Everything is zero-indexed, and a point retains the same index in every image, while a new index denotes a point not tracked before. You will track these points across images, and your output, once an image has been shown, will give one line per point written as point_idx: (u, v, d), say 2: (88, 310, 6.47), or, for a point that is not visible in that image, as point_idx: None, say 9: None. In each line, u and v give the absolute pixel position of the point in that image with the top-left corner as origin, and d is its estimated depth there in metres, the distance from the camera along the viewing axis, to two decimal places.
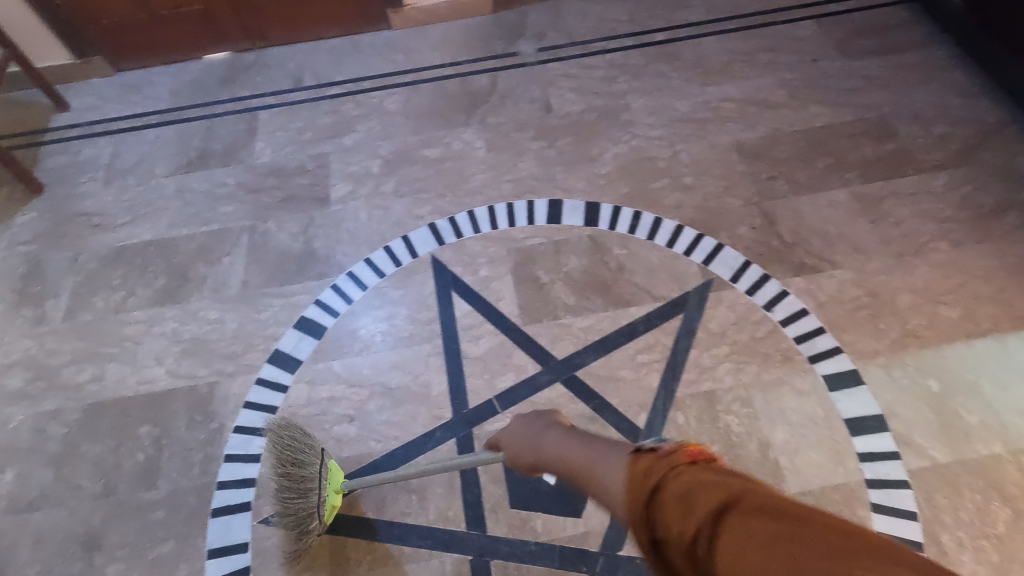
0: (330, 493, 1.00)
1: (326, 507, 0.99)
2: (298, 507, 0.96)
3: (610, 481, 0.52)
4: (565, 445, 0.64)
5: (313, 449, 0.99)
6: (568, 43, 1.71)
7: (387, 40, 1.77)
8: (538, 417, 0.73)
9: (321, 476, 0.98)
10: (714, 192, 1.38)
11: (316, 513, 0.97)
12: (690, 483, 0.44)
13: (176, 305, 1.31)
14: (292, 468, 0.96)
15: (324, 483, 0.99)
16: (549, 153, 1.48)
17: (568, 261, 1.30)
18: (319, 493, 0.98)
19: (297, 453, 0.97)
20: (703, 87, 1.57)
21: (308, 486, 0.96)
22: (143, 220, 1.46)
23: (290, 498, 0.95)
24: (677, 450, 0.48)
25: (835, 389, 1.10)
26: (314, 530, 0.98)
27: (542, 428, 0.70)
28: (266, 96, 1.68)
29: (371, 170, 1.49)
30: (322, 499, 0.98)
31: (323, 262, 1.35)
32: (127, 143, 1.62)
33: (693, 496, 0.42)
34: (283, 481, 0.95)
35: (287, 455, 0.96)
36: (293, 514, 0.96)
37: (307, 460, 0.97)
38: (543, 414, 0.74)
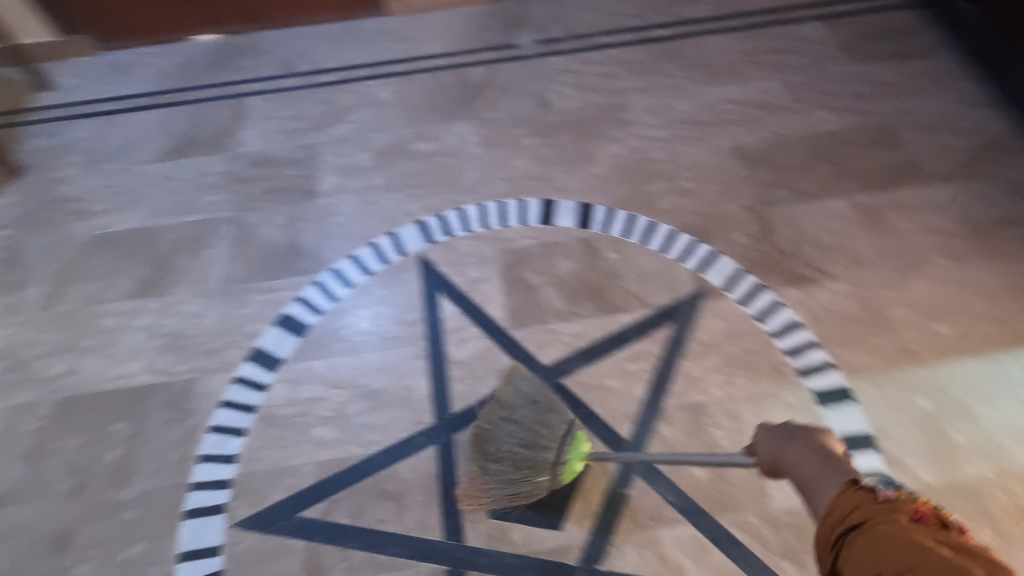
0: (569, 458, 0.95)
1: (565, 468, 0.96)
2: (527, 453, 0.93)
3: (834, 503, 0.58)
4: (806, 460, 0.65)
5: (558, 411, 0.95)
6: (569, 36, 1.66)
7: (384, 27, 1.72)
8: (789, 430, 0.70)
9: (564, 439, 0.94)
10: (712, 197, 1.34)
11: (553, 469, 0.94)
12: (889, 537, 0.48)
13: (156, 297, 1.28)
14: (538, 423, 0.94)
15: (566, 445, 0.94)
16: (545, 151, 1.44)
17: (560, 264, 1.27)
18: (556, 452, 0.94)
19: (542, 411, 0.95)
20: (706, 87, 1.53)
21: (550, 443, 0.94)
22: (125, 208, 1.42)
23: (525, 450, 0.93)
24: (902, 504, 0.51)
25: (824, 406, 1.08)
26: (540, 484, 0.95)
27: (791, 438, 0.68)
28: (256, 82, 1.63)
29: (361, 163, 1.45)
30: (560, 456, 0.94)
31: (308, 257, 1.31)
32: (111, 126, 1.57)
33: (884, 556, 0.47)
34: (521, 431, 0.94)
35: (524, 410, 0.94)
36: (526, 465, 0.94)
37: (551, 419, 0.94)
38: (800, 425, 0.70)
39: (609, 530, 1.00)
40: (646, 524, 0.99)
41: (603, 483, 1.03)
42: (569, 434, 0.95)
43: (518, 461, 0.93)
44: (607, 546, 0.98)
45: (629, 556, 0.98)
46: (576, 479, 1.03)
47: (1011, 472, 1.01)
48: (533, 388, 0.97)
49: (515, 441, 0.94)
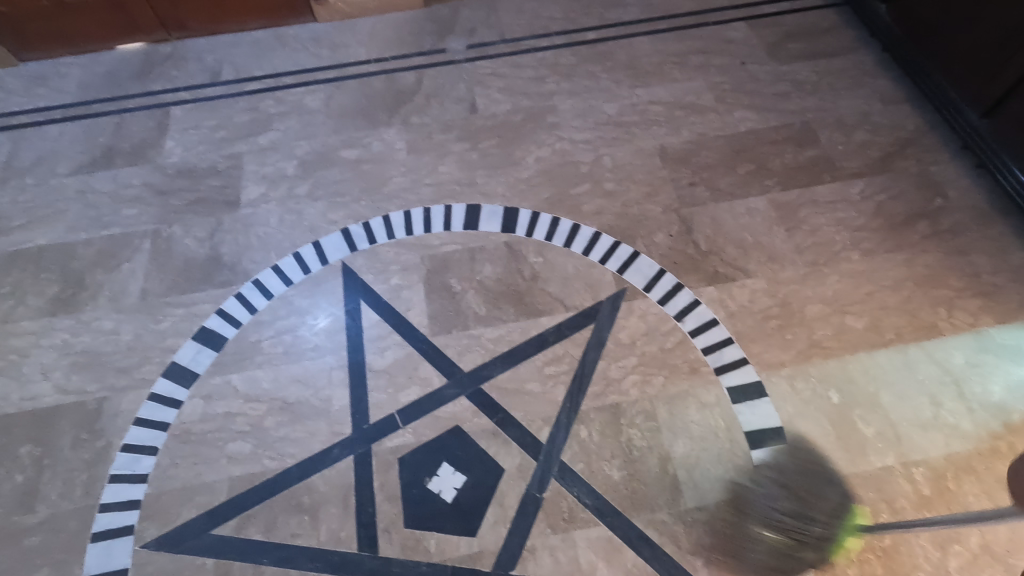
0: (841, 533, 0.96)
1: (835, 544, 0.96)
2: (791, 523, 0.96)
3: None
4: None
5: (833, 483, 1.01)
6: (498, 40, 1.67)
7: (313, 34, 1.71)
8: None
9: (835, 511, 0.97)
10: (635, 198, 1.36)
11: (813, 542, 0.95)
12: None
13: (69, 315, 1.25)
14: (800, 488, 0.99)
15: (834, 518, 0.97)
16: (471, 156, 1.44)
17: (483, 269, 1.27)
18: (822, 525, 0.96)
19: (814, 479, 1.01)
20: (632, 89, 1.54)
21: (813, 512, 0.96)
22: (40, 223, 1.38)
23: (786, 515, 0.96)
24: None
25: (738, 402, 1.09)
26: (804, 558, 0.95)
27: None
28: (181, 91, 1.60)
29: (286, 171, 1.44)
30: (824, 532, 0.96)
31: (228, 269, 1.29)
32: (28, 139, 1.53)
33: None
34: (783, 494, 0.98)
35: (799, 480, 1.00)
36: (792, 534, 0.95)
37: (823, 491, 0.99)
38: None
39: (524, 534, 1.00)
40: (560, 527, 1.00)
41: (519, 487, 1.03)
42: (837, 506, 0.98)
43: (774, 527, 0.96)
44: (522, 551, 0.98)
45: (543, 559, 0.98)
46: (493, 485, 1.04)
47: (914, 461, 1.04)
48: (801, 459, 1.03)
49: (776, 504, 0.97)
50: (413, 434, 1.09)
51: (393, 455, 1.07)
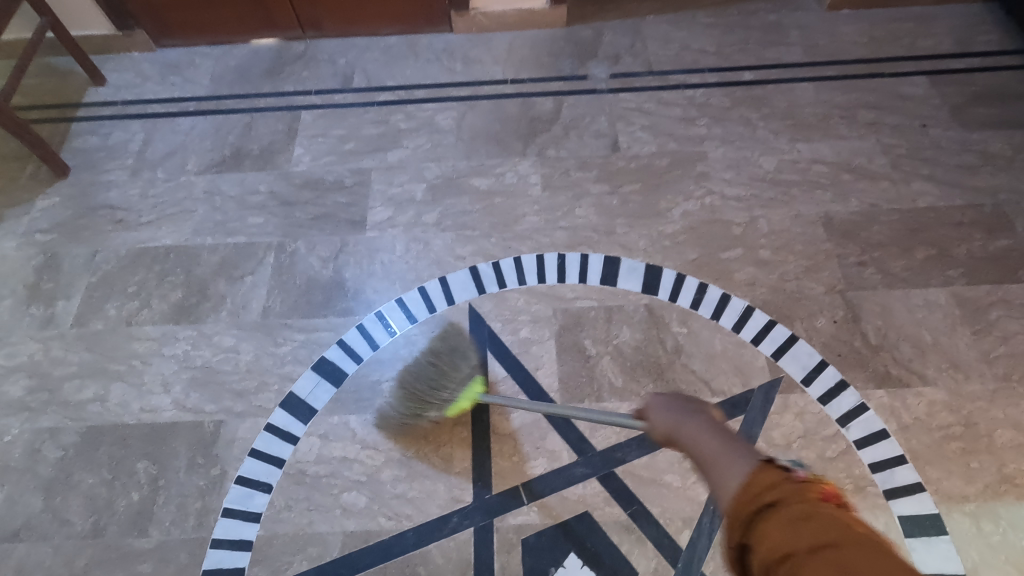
0: (461, 396, 1.04)
1: (453, 405, 1.05)
2: None
3: (698, 442, 0.65)
4: (706, 445, 0.63)
5: (465, 357, 1.04)
6: (644, 71, 1.54)
7: (447, 45, 1.63)
8: (679, 399, 0.72)
9: None
10: (793, 272, 1.22)
11: (440, 403, 1.03)
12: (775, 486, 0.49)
13: (190, 325, 1.21)
14: None
15: None
16: (610, 201, 1.33)
17: (621, 333, 1.17)
18: None
19: None
20: (792, 143, 1.40)
21: None
22: (168, 221, 1.36)
23: None
24: (812, 481, 0.49)
25: (911, 536, 0.97)
26: None
27: (673, 406, 0.71)
28: (311, 94, 1.55)
29: (413, 195, 1.37)
30: None
31: (350, 297, 1.23)
32: (160, 130, 1.51)
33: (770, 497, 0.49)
34: None
35: (444, 353, 1.04)
36: (422, 397, 1.03)
37: (458, 361, 1.04)
38: (689, 398, 0.73)
39: None
40: None
41: None
42: None
43: None
44: None
45: None
46: None
47: None
48: (452, 333, 1.06)
49: None
50: (539, 513, 1.00)
51: (516, 535, 0.99)
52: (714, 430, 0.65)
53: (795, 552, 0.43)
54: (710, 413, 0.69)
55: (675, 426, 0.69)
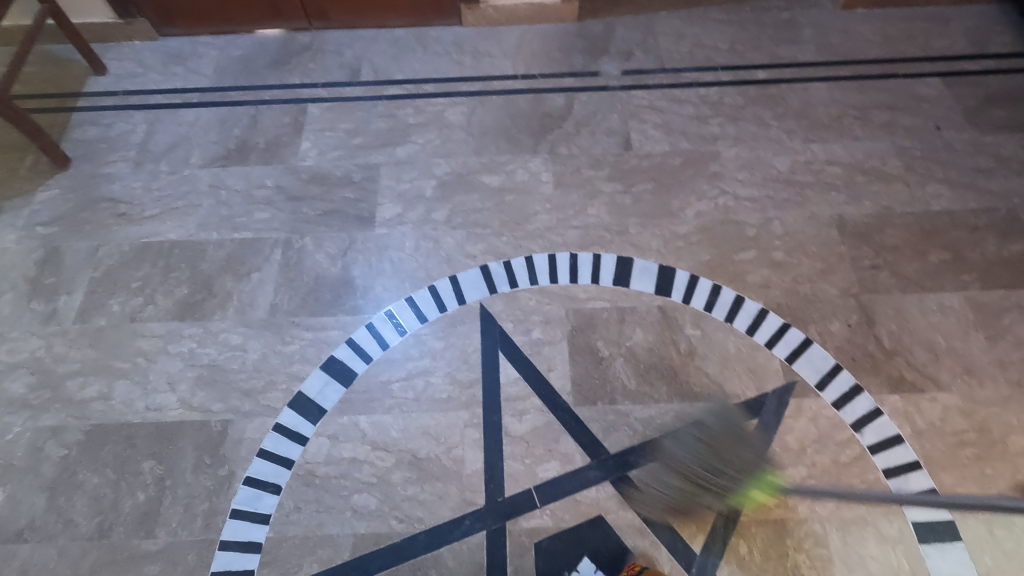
0: (743, 483, 0.95)
1: (739, 494, 0.96)
2: None
3: None
4: None
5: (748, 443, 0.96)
6: (657, 68, 1.52)
7: (457, 39, 1.60)
8: None
9: None
10: (807, 275, 1.21)
11: (718, 490, 0.96)
12: None
13: (196, 322, 1.19)
14: None
15: None
16: (623, 200, 1.31)
17: (636, 336, 1.15)
18: None
19: None
20: (806, 143, 1.38)
21: None
22: (172, 216, 1.33)
23: None
24: None
25: (925, 542, 0.96)
26: None
27: None
28: (317, 87, 1.53)
29: (423, 192, 1.34)
30: None
31: (359, 295, 1.21)
32: (163, 121, 1.48)
33: None
34: None
35: (724, 435, 0.97)
36: (696, 479, 0.97)
37: (742, 447, 0.96)
38: None
39: None
40: None
41: None
42: None
43: None
44: None
45: None
46: None
47: None
48: (729, 417, 1.00)
49: None
50: (552, 517, 1.00)
51: (529, 538, 0.98)
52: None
53: None
54: None
55: None
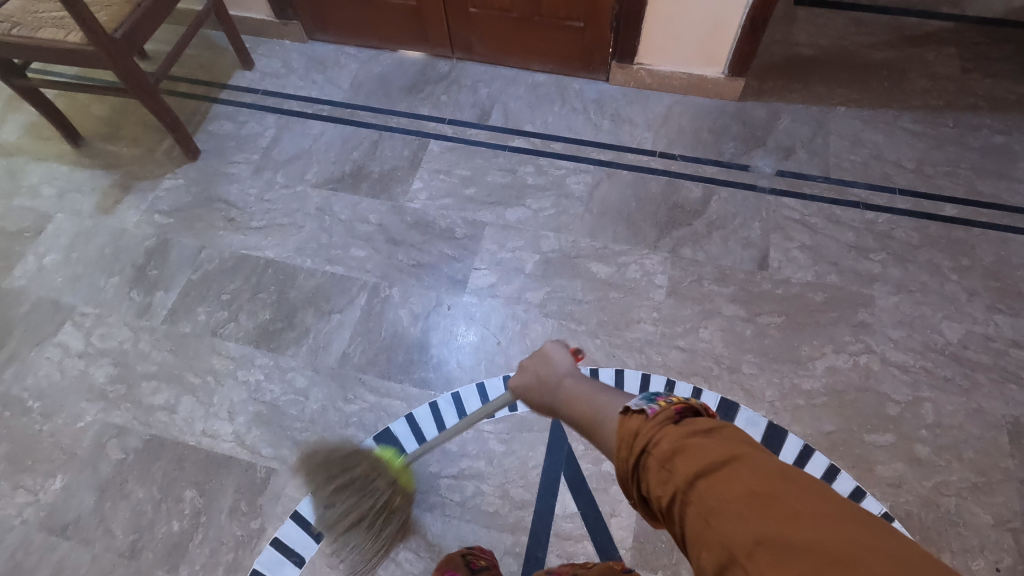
0: None
1: None
2: None
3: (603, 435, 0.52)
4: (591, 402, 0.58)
5: None
6: (819, 176, 1.32)
7: (599, 97, 1.48)
8: (550, 360, 0.68)
9: None
10: (954, 485, 0.98)
11: None
12: (673, 446, 0.43)
13: (269, 352, 1.18)
14: None
15: None
16: (742, 330, 1.14)
17: (346, 484, 0.92)
18: None
19: None
20: (990, 312, 1.13)
21: None
22: (275, 231, 1.33)
23: None
24: (664, 409, 0.47)
25: None
26: None
27: (553, 375, 0.66)
28: (444, 123, 1.47)
29: (523, 265, 1.25)
30: None
31: (431, 366, 1.14)
32: (292, 130, 1.48)
33: (675, 459, 0.42)
34: None
35: None
36: None
37: None
38: (551, 349, 0.69)
39: None
40: None
41: None
42: None
43: None
44: None
45: None
46: None
47: None
48: None
49: None
50: None
51: None
52: (598, 385, 0.61)
53: (680, 488, 0.42)
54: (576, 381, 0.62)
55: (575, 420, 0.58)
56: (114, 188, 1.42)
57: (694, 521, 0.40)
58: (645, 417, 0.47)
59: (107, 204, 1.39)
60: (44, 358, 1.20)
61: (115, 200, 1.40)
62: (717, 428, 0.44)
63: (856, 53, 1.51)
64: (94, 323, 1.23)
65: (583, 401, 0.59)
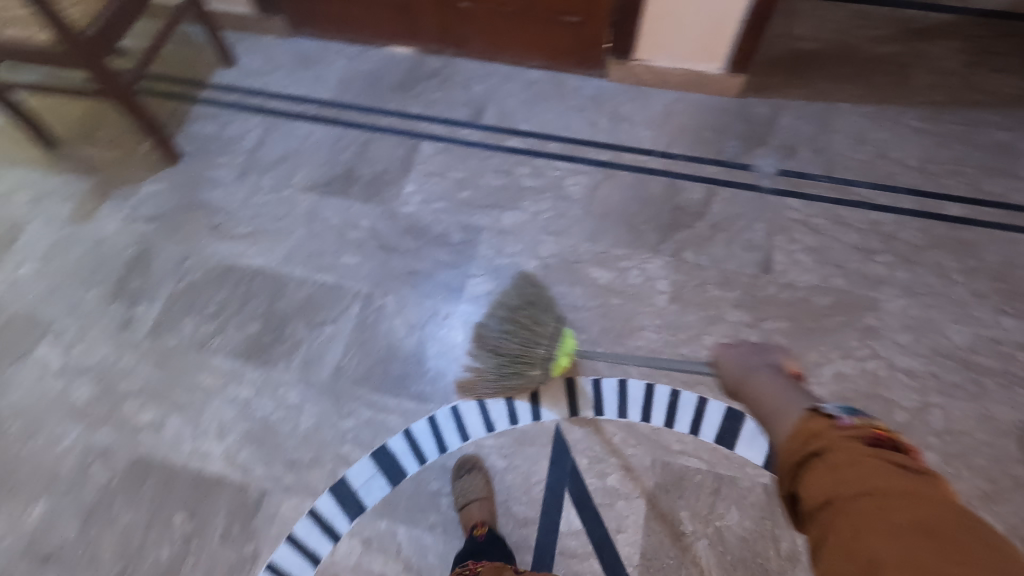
0: None
1: None
2: None
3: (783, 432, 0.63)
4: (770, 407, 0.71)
5: None
6: (822, 175, 1.29)
7: (596, 94, 1.44)
8: (759, 356, 0.85)
9: None
10: (963, 494, 0.97)
11: None
12: (848, 457, 0.48)
13: (259, 367, 1.13)
14: None
15: None
16: (748, 336, 1.12)
17: (534, 314, 1.05)
18: None
19: None
20: (997, 314, 1.12)
21: None
22: (263, 239, 1.27)
23: None
24: (858, 428, 0.52)
25: None
26: None
27: (753, 360, 0.85)
28: (436, 122, 1.42)
29: (522, 271, 1.21)
30: None
31: (428, 379, 1.10)
32: (277, 130, 1.42)
33: (843, 465, 0.48)
34: None
35: None
36: None
37: None
38: (769, 356, 0.84)
39: None
40: None
41: None
42: None
43: None
44: None
45: None
46: None
47: None
48: None
49: None
50: None
51: None
52: (786, 387, 0.76)
53: (837, 497, 0.46)
54: (779, 371, 0.80)
55: (765, 425, 0.70)
56: (91, 194, 1.35)
57: (833, 516, 0.46)
58: (834, 428, 0.53)
59: (84, 211, 1.33)
60: (21, 377, 1.14)
61: (93, 207, 1.34)
62: (903, 464, 0.47)
63: (857, 48, 1.48)
64: (74, 338, 1.18)
65: (778, 412, 0.69)
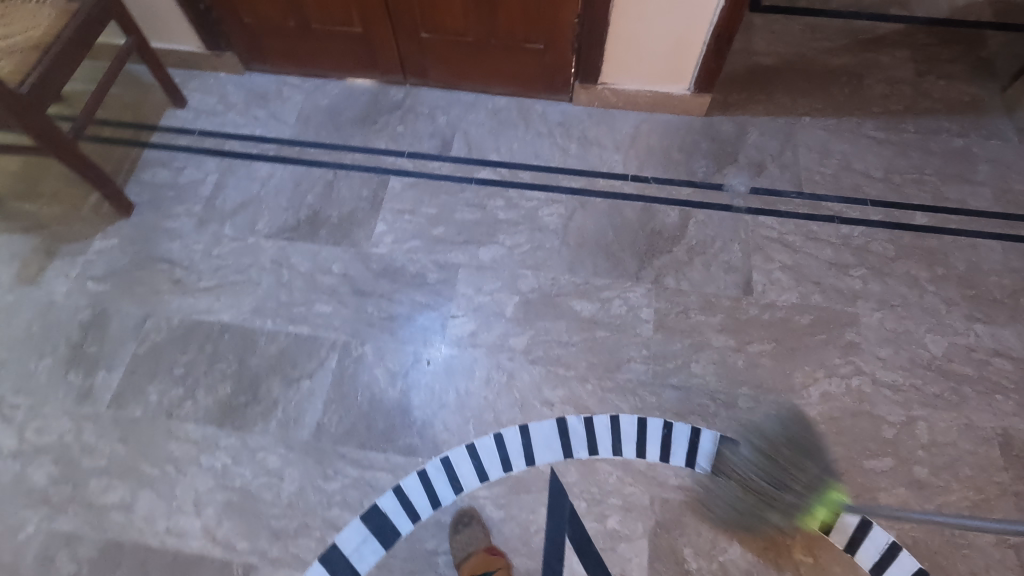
0: None
1: None
2: None
3: None
4: None
5: None
6: (792, 192, 1.30)
7: (564, 119, 1.42)
8: None
9: None
10: (954, 506, 0.99)
11: None
12: None
13: (234, 431, 1.07)
14: None
15: None
16: (735, 361, 1.11)
17: (796, 457, 1.03)
18: None
19: None
20: (969, 321, 1.14)
21: None
22: (228, 291, 1.21)
23: None
24: None
25: None
26: None
27: None
28: (403, 157, 1.38)
29: (503, 309, 1.18)
30: None
31: (415, 431, 1.06)
32: (236, 174, 1.36)
33: None
34: None
35: None
36: None
37: None
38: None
39: None
40: None
41: None
42: None
43: None
44: None
45: None
46: None
47: None
48: None
49: None
50: None
51: None
52: None
53: None
54: None
55: None
56: (36, 254, 1.26)
57: None
58: None
59: (29, 273, 1.24)
60: None
61: (39, 268, 1.25)
62: None
63: (815, 60, 1.50)
64: (28, 415, 1.09)
65: None
